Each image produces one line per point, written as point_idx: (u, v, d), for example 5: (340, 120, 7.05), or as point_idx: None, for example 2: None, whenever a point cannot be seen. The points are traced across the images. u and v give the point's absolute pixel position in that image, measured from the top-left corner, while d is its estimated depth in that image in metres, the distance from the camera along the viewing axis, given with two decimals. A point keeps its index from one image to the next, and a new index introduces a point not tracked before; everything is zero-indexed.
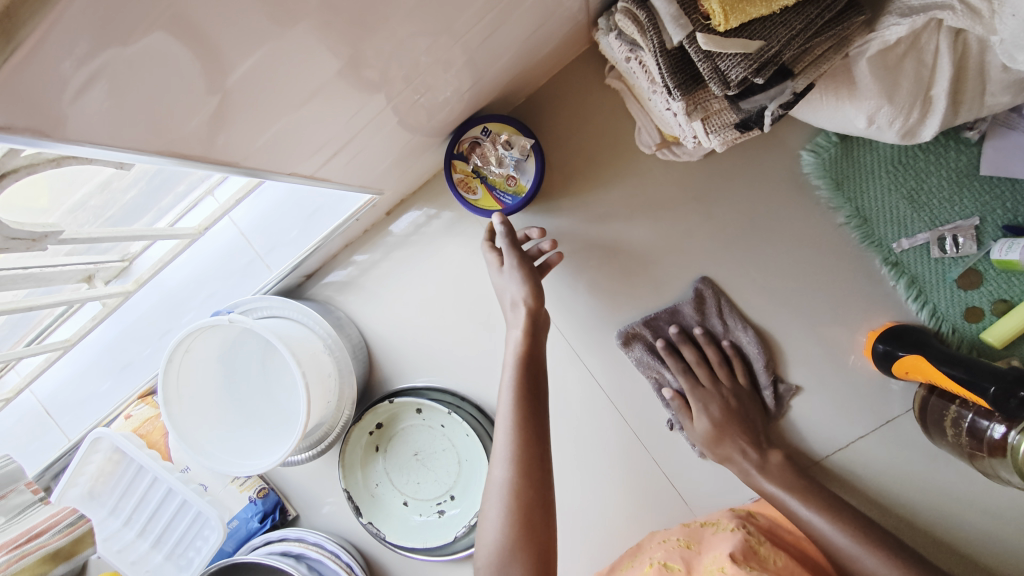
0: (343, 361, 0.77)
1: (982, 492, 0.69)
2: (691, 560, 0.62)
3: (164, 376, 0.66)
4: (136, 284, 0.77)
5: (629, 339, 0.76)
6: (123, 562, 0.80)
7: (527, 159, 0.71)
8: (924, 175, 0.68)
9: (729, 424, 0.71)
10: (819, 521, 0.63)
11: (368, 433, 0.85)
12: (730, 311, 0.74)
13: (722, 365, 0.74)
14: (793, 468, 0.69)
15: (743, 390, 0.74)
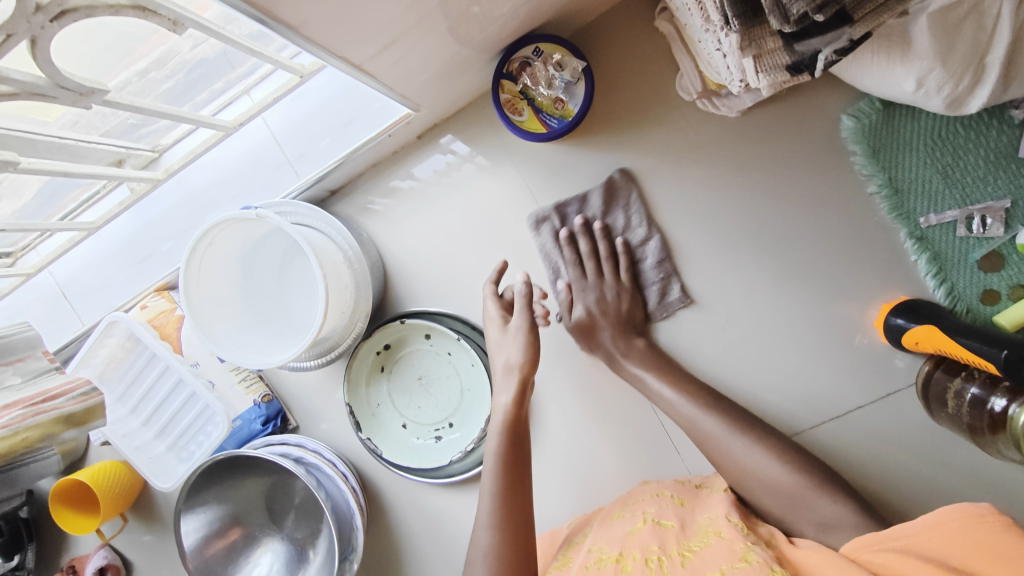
0: (361, 275, 0.78)
1: (969, 471, 0.71)
2: (686, 518, 0.62)
3: (185, 268, 0.67)
4: (166, 175, 0.77)
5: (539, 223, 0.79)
6: (127, 446, 0.83)
7: (577, 82, 0.69)
8: (962, 152, 0.68)
9: (600, 315, 0.76)
10: (670, 396, 0.69)
11: (375, 353, 0.86)
12: (636, 207, 0.76)
13: (610, 259, 0.78)
14: (656, 354, 0.74)
15: (625, 289, 0.77)
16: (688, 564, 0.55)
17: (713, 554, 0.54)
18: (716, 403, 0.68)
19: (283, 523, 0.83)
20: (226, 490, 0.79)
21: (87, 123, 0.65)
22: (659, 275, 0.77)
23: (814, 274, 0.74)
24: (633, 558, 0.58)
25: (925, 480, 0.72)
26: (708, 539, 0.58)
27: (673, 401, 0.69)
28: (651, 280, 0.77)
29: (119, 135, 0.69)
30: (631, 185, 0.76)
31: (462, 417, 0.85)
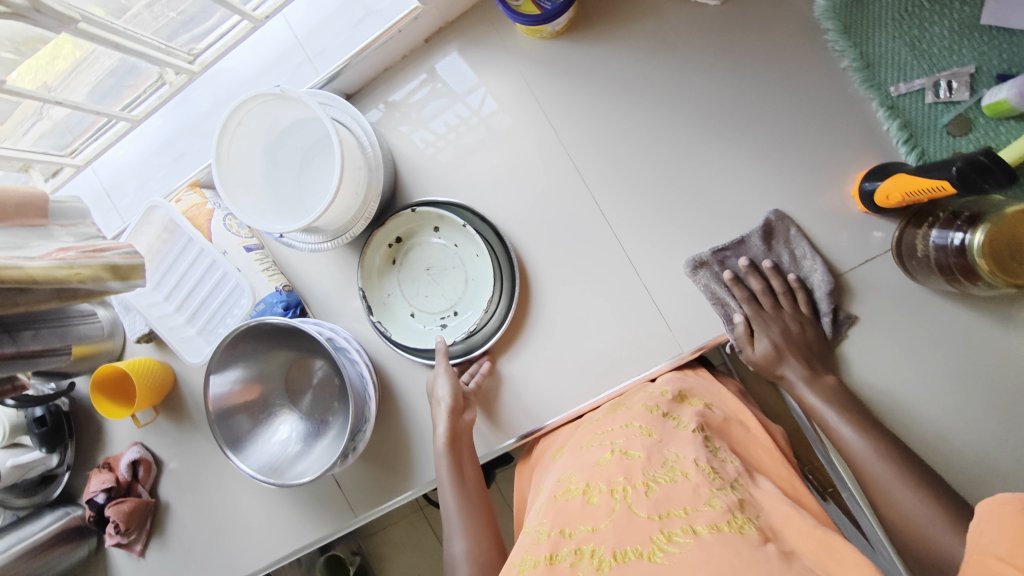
0: (375, 162, 0.85)
1: (931, 328, 0.77)
2: (654, 449, 0.64)
3: (218, 143, 0.76)
4: (201, 68, 0.86)
5: (696, 268, 0.82)
6: (163, 326, 0.91)
7: None
8: (927, 24, 0.73)
9: (790, 348, 0.78)
10: (849, 434, 0.69)
11: (389, 244, 0.94)
12: (799, 242, 0.80)
13: (788, 294, 0.81)
14: (845, 393, 0.75)
15: (804, 318, 0.80)
16: (653, 495, 0.58)
17: (679, 491, 0.58)
18: (874, 431, 0.69)
19: (299, 401, 0.91)
20: (260, 357, 0.87)
21: (144, 19, 0.76)
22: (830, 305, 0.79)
23: (793, 149, 0.79)
24: (599, 490, 0.61)
25: (893, 339, 0.78)
26: (674, 473, 0.61)
27: (851, 441, 0.69)
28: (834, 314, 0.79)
29: (167, 36, 0.80)
30: (793, 230, 0.80)
31: (465, 306, 0.92)
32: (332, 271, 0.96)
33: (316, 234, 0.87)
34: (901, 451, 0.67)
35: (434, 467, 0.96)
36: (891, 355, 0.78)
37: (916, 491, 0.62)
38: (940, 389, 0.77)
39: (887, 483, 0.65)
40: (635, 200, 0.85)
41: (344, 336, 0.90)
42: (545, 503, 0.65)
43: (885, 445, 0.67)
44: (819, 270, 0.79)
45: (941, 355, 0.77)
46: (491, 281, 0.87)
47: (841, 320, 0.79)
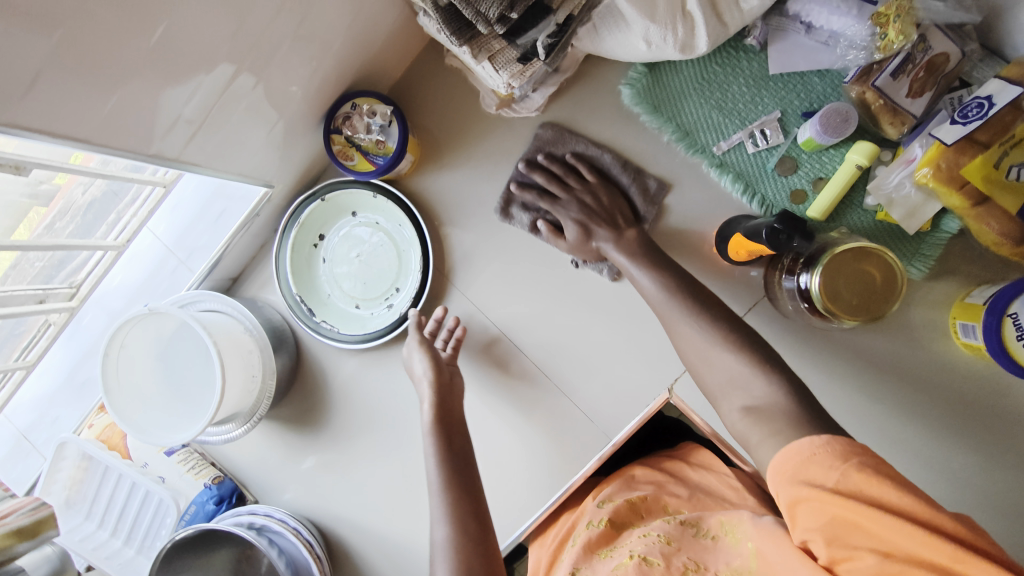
0: (265, 341, 0.87)
1: (884, 345, 0.77)
2: (669, 554, 0.58)
3: (102, 373, 0.77)
4: (80, 301, 0.89)
5: (507, 210, 0.87)
6: (97, 557, 0.86)
7: (390, 124, 0.81)
8: (726, 84, 0.78)
9: (591, 220, 0.79)
10: (674, 326, 0.66)
11: (312, 245, 0.92)
12: (574, 136, 0.83)
13: (571, 172, 0.83)
14: (647, 243, 0.76)
15: (597, 187, 0.81)
16: None
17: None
18: (662, 271, 0.71)
19: None
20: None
21: (21, 271, 0.79)
22: (628, 174, 0.82)
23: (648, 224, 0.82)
24: None
25: (845, 364, 0.78)
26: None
27: (684, 334, 0.65)
28: (629, 179, 0.82)
29: (44, 279, 0.83)
30: (562, 131, 0.84)
31: (405, 277, 0.90)
32: (259, 447, 0.97)
33: (228, 423, 0.87)
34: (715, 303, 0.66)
35: None
36: (849, 380, 0.78)
37: (706, 328, 0.64)
38: (907, 399, 0.76)
39: (696, 348, 0.64)
40: (523, 303, 0.88)
41: (288, 522, 0.88)
42: None
43: (724, 330, 0.63)
44: (605, 154, 0.82)
45: (900, 368, 0.76)
46: (418, 244, 0.87)
47: (653, 188, 0.81)
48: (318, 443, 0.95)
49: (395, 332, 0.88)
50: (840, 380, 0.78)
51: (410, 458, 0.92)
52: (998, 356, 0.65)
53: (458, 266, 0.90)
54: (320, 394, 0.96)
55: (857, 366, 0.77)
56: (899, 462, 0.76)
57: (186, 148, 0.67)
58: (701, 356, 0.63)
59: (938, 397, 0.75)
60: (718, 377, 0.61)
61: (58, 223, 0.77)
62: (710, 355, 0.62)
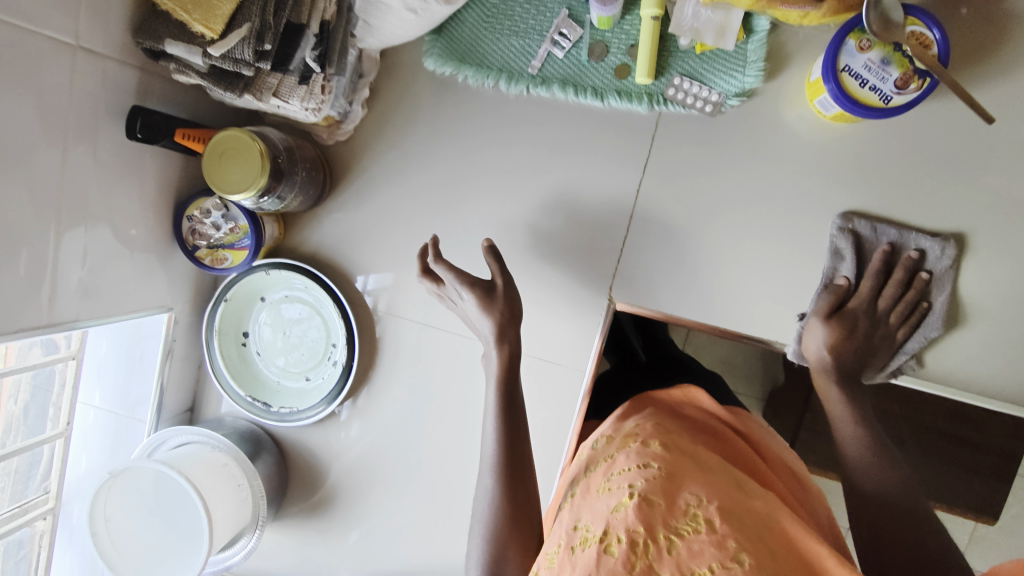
0: (236, 451, 0.87)
1: (770, 160, 0.77)
2: (672, 491, 0.51)
3: (100, 551, 0.79)
4: (58, 497, 0.87)
5: (850, 220, 0.75)
6: None
7: (228, 208, 0.80)
8: (510, 10, 0.80)
9: (857, 351, 0.75)
10: (839, 406, 0.73)
11: (240, 345, 0.92)
12: (916, 233, 0.74)
13: (898, 293, 0.74)
14: (868, 403, 0.73)
15: (892, 336, 0.76)
16: (675, 554, 0.46)
17: (702, 546, 0.46)
18: (863, 415, 0.71)
19: None
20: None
21: None
22: (931, 320, 0.75)
23: (513, 167, 0.84)
24: (616, 538, 0.48)
25: (747, 195, 0.78)
26: (698, 520, 0.48)
27: (835, 402, 0.74)
28: (914, 308, 0.75)
29: (18, 495, 0.81)
30: (912, 233, 0.74)
31: (335, 331, 0.90)
32: (288, 549, 0.97)
33: (239, 537, 0.87)
34: (875, 425, 0.70)
35: None
36: (759, 207, 0.78)
37: (855, 429, 0.69)
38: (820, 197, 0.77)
39: (841, 424, 0.71)
40: None
41: None
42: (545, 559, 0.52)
43: (873, 426, 0.70)
44: (948, 280, 0.74)
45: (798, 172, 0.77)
46: (329, 294, 0.87)
47: (932, 308, 0.75)
48: (339, 516, 0.95)
49: (347, 384, 0.88)
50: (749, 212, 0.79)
51: (426, 485, 0.92)
52: (854, 111, 0.65)
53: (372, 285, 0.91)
54: (318, 470, 0.95)
55: (759, 191, 0.78)
56: (836, 266, 0.77)
57: (55, 307, 0.67)
58: (853, 467, 0.66)
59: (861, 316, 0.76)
60: (851, 463, 0.67)
61: (6, 442, 0.76)
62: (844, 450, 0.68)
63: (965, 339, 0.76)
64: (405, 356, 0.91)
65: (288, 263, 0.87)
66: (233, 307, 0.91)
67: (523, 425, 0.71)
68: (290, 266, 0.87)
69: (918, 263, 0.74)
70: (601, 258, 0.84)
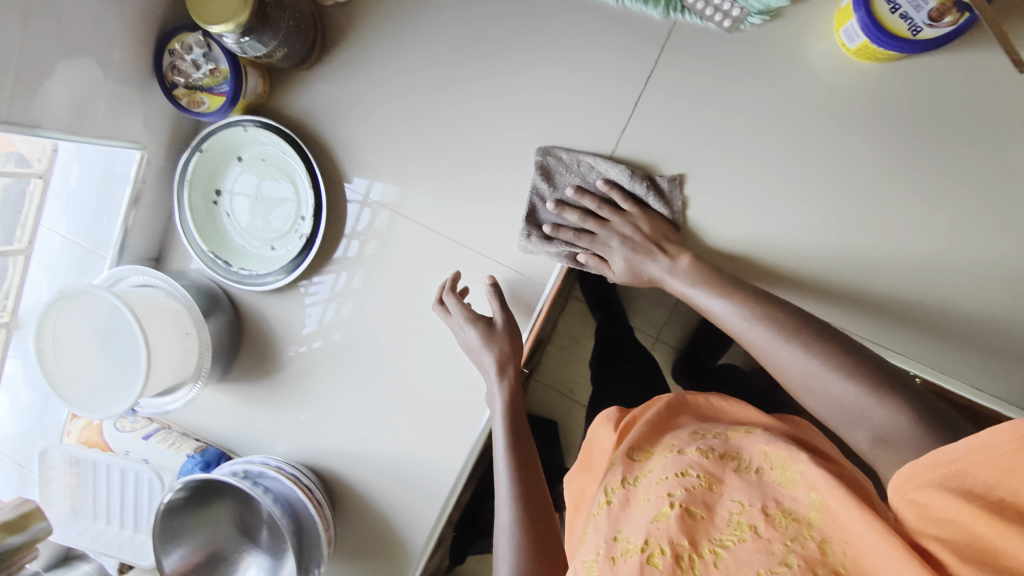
0: (190, 304, 0.87)
1: (776, 94, 0.73)
2: (712, 502, 0.57)
3: (43, 368, 0.81)
4: (11, 314, 0.87)
5: (671, 187, 0.78)
6: (113, 549, 0.90)
7: (210, 48, 0.77)
8: None
9: (635, 254, 0.78)
10: (720, 307, 0.67)
11: (212, 203, 0.91)
12: (645, 181, 0.78)
13: (613, 194, 0.80)
14: (704, 264, 0.73)
15: (633, 216, 0.79)
16: (722, 566, 0.49)
17: (749, 555, 0.49)
18: (738, 294, 0.66)
19: (259, 539, 0.89)
20: (196, 520, 0.85)
21: None
22: (667, 195, 0.78)
23: (512, 59, 0.80)
24: (659, 550, 0.52)
25: (743, 129, 0.75)
26: (743, 531, 0.52)
27: (717, 308, 0.67)
28: (617, 190, 0.79)
29: None
30: (645, 180, 0.78)
31: (305, 203, 0.88)
32: (229, 410, 0.98)
33: (180, 386, 0.88)
34: (792, 314, 0.62)
35: (421, 529, 0.93)
36: (753, 144, 0.75)
37: (804, 346, 0.58)
38: (817, 143, 0.73)
39: (767, 346, 0.61)
40: (423, 181, 0.86)
41: (285, 468, 0.89)
42: (594, 565, 0.56)
43: (754, 304, 0.64)
44: (671, 190, 0.78)
45: (802, 113, 0.73)
46: (304, 163, 0.85)
47: (667, 185, 0.78)
48: (285, 389, 0.96)
49: (308, 259, 0.87)
50: (741, 149, 0.76)
51: (373, 374, 0.92)
52: (882, 42, 0.60)
53: (365, 189, 0.88)
54: (271, 340, 0.96)
55: (756, 127, 0.75)
56: (814, 219, 0.75)
57: (16, 104, 0.64)
58: (810, 388, 0.57)
59: (821, 270, 0.76)
60: (829, 400, 0.56)
61: None
62: (814, 386, 0.57)
63: (978, 304, 0.72)
64: (372, 241, 0.89)
65: (268, 123, 0.84)
66: (207, 161, 0.89)
67: (533, 459, 0.80)
68: (269, 125, 0.84)
69: (623, 198, 0.80)
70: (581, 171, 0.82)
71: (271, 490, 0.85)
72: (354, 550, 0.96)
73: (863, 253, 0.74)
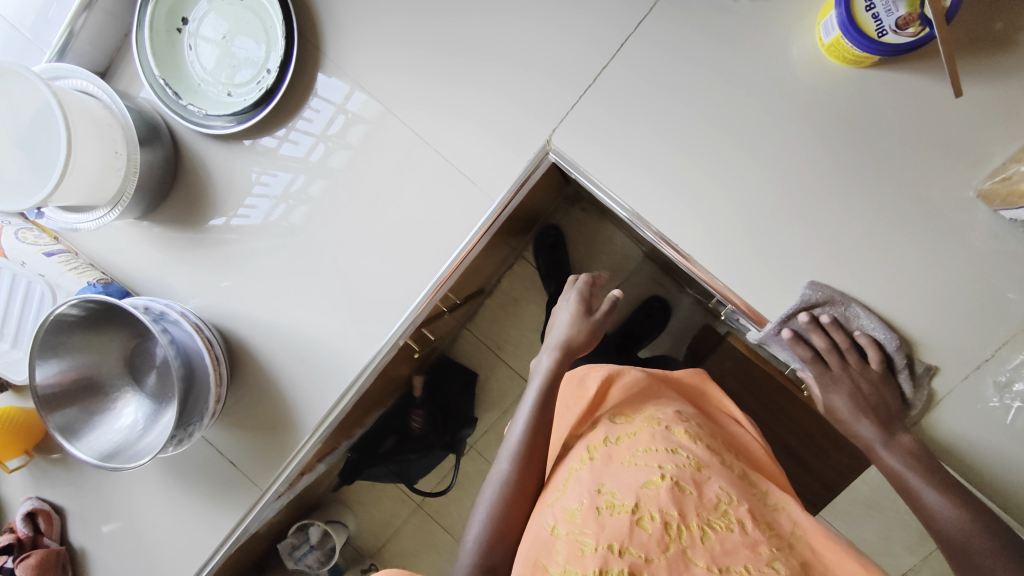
0: (128, 123, 0.83)
1: (750, 74, 0.78)
2: (701, 482, 0.71)
3: None
4: None
5: (866, 342, 0.77)
6: None
7: None
8: None
9: (863, 413, 0.77)
10: (911, 473, 0.72)
11: (176, 31, 0.87)
12: (867, 314, 0.77)
13: (855, 351, 0.79)
14: (925, 452, 0.74)
15: (878, 380, 0.78)
16: (707, 543, 0.66)
17: (734, 544, 0.66)
18: (931, 470, 0.71)
19: (144, 382, 0.87)
20: (86, 344, 0.83)
21: None
22: (912, 375, 0.77)
23: None
24: (649, 514, 0.68)
25: (714, 99, 0.79)
26: (729, 519, 0.68)
27: (923, 484, 0.70)
28: (885, 364, 0.78)
29: None
30: (846, 298, 0.77)
31: (273, 55, 0.85)
32: (147, 251, 0.95)
33: (96, 205, 0.84)
34: (944, 473, 0.71)
35: (318, 410, 0.94)
36: (718, 116, 0.79)
37: (954, 505, 0.67)
38: (775, 131, 0.78)
39: (931, 497, 0.69)
40: (402, 71, 0.86)
41: (188, 315, 0.87)
42: (581, 511, 0.71)
43: (942, 480, 0.70)
44: (875, 324, 0.76)
45: (769, 99, 0.78)
46: (282, 13, 0.82)
47: (920, 374, 0.76)
48: (207, 245, 0.94)
49: (263, 112, 0.85)
50: (707, 119, 0.80)
51: (307, 251, 0.92)
52: (855, 40, 0.65)
53: (324, 88, 0.88)
54: (204, 192, 0.93)
55: (725, 102, 0.79)
56: (754, 200, 0.80)
57: None
58: (939, 529, 0.67)
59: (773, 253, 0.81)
60: (931, 516, 0.69)
61: None
62: (936, 516, 0.68)
63: None
64: (338, 117, 0.89)
65: None
66: None
67: (551, 410, 0.85)
68: None
69: (840, 323, 0.79)
70: (556, 101, 0.84)
71: (170, 334, 0.83)
72: (245, 418, 0.97)
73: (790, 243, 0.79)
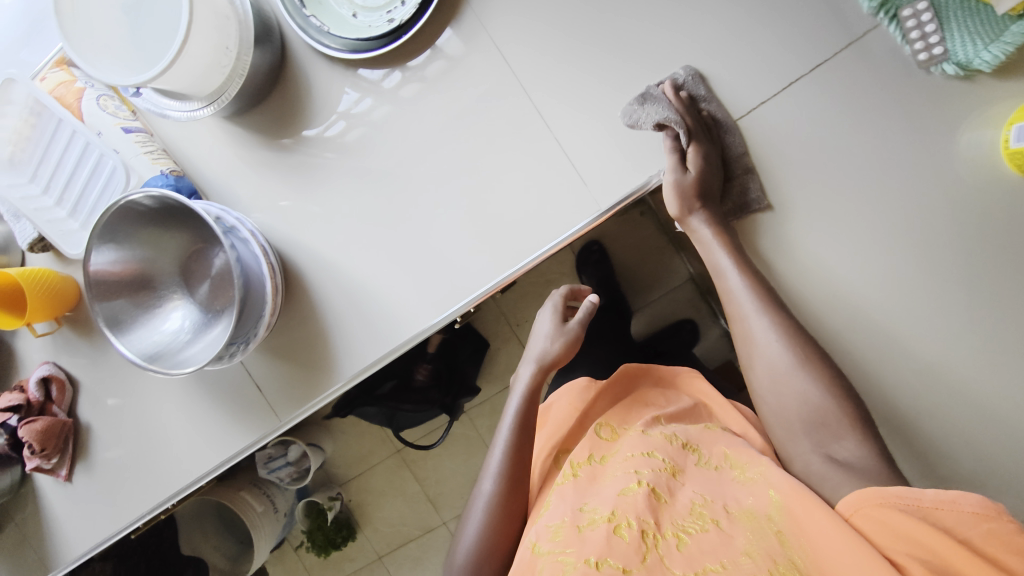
0: (246, 19, 0.77)
1: (916, 155, 0.71)
2: (675, 489, 0.70)
3: None
4: None
5: (746, 195, 0.77)
6: (39, 219, 0.85)
7: None
8: None
9: (694, 175, 0.75)
10: (739, 280, 0.74)
11: None
12: (716, 97, 0.76)
13: (691, 127, 0.77)
14: (737, 241, 0.77)
15: (713, 153, 0.76)
16: (684, 548, 0.62)
17: (709, 541, 0.62)
18: (795, 338, 0.71)
19: (196, 290, 0.84)
20: (148, 237, 0.80)
21: None
22: (741, 164, 0.77)
23: None
24: (627, 522, 0.65)
25: (869, 169, 0.73)
26: (704, 522, 0.65)
27: (774, 343, 0.71)
28: (735, 155, 0.77)
29: None
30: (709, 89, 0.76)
31: None
32: (224, 154, 0.90)
33: (190, 96, 0.79)
34: (821, 354, 0.70)
35: (358, 361, 0.91)
36: (869, 188, 0.73)
37: (819, 384, 0.68)
38: (925, 221, 0.72)
39: (787, 370, 0.70)
40: (545, 44, 0.79)
41: (258, 237, 0.82)
42: (562, 526, 0.69)
43: (804, 351, 0.70)
44: (737, 137, 0.76)
45: (929, 185, 0.71)
46: None
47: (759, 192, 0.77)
48: (289, 165, 0.89)
49: (388, 46, 0.80)
50: (855, 187, 0.74)
51: (390, 201, 0.87)
52: None
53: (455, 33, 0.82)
54: (301, 109, 0.87)
55: (880, 175, 0.73)
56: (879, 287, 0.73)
57: None
58: (797, 396, 0.69)
59: (876, 347, 0.74)
60: (800, 403, 0.69)
61: None
62: (795, 385, 0.69)
63: None
64: (461, 73, 0.83)
65: None
66: None
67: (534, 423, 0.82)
68: None
69: (711, 124, 0.77)
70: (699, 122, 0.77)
71: (238, 252, 0.79)
72: (284, 347, 0.94)
73: (902, 340, 0.73)
